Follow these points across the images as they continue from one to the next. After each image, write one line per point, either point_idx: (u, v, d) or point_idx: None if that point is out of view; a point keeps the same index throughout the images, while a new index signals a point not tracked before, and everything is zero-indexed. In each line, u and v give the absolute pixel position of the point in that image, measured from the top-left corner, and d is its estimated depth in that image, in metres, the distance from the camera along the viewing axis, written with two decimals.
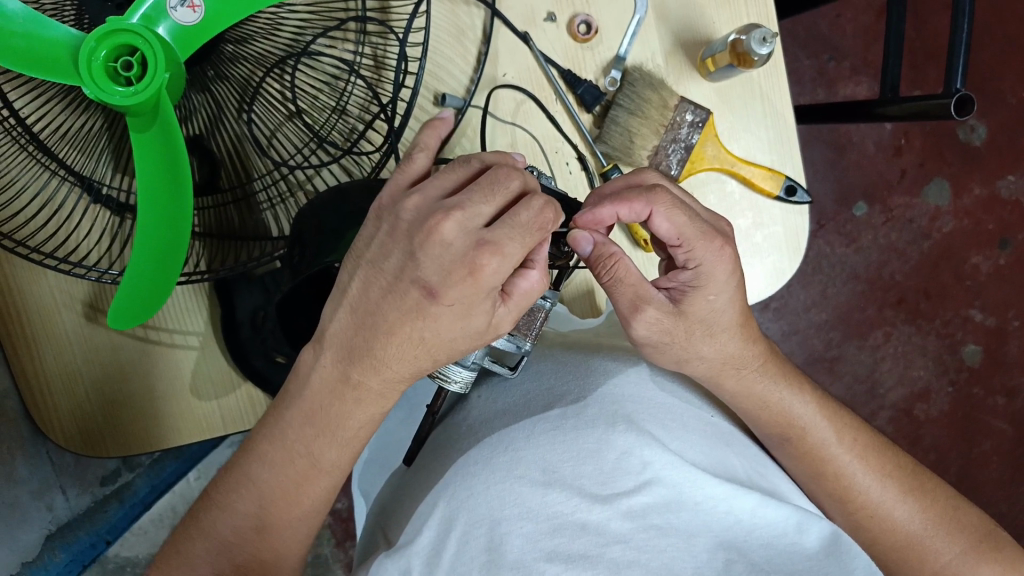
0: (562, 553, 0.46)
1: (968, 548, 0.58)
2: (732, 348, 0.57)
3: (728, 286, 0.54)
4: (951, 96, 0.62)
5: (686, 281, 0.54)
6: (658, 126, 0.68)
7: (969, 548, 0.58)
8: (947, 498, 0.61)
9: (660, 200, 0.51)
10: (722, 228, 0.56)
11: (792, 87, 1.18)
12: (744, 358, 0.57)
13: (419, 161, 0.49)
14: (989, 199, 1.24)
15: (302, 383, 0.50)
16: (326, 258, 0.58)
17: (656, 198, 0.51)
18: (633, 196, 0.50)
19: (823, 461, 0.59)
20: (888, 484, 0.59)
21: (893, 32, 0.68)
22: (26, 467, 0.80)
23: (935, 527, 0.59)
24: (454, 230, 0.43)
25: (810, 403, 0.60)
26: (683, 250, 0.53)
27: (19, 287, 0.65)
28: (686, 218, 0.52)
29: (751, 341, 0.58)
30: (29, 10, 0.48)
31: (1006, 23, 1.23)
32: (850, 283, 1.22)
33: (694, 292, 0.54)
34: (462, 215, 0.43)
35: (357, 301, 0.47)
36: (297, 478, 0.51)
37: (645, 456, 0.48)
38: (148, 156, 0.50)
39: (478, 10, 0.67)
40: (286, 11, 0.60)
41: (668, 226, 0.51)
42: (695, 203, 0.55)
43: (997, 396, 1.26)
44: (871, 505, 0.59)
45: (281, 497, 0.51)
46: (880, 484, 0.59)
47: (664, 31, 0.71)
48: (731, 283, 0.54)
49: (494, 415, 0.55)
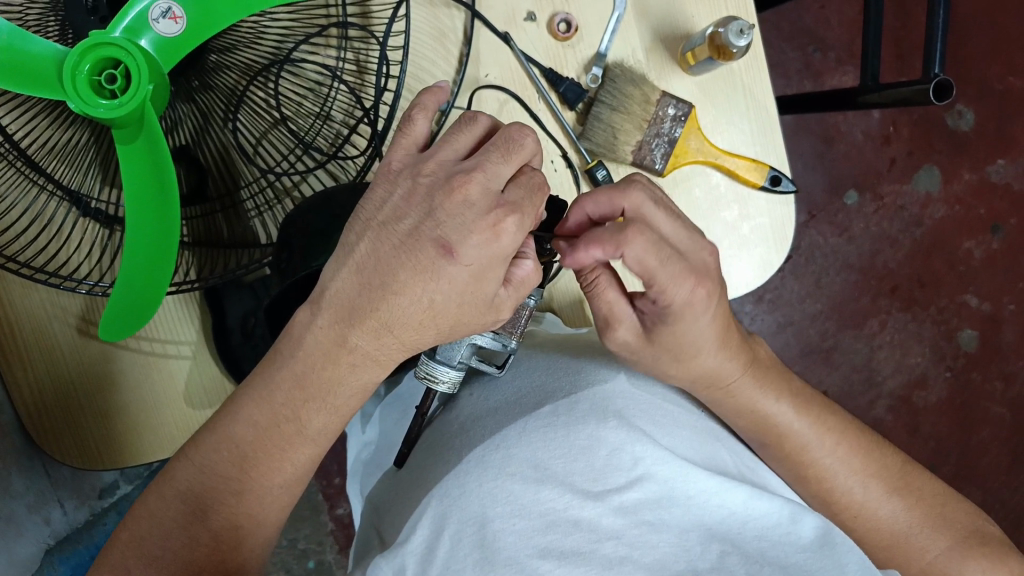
0: (555, 549, 0.46)
1: (957, 534, 0.59)
2: (722, 346, 0.55)
3: (695, 316, 0.52)
4: (929, 82, 0.62)
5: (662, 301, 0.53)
6: (642, 122, 0.69)
7: (958, 535, 0.59)
8: (933, 484, 0.61)
9: (632, 242, 0.48)
10: (702, 258, 0.52)
11: (779, 79, 1.18)
12: (721, 369, 0.56)
13: (419, 125, 0.49)
14: (980, 185, 1.24)
15: (287, 386, 0.49)
16: (318, 259, 0.60)
17: (626, 241, 0.48)
18: (602, 239, 0.48)
19: (806, 466, 0.59)
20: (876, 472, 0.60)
21: (870, 20, 0.68)
22: (23, 481, 0.79)
23: (921, 523, 0.59)
24: (476, 191, 0.45)
25: (795, 393, 0.60)
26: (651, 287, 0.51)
27: (12, 302, 0.65)
28: (659, 260, 0.49)
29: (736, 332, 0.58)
30: (11, 26, 0.48)
31: (990, 8, 1.23)
32: (844, 273, 1.22)
33: (666, 326, 0.52)
34: (484, 176, 0.46)
35: (342, 301, 0.47)
36: (287, 476, 0.51)
37: (636, 452, 0.48)
38: (134, 167, 0.50)
39: (458, 13, 0.68)
40: (268, 19, 0.60)
41: (638, 266, 0.49)
42: (676, 234, 0.51)
43: (994, 383, 1.26)
44: (855, 506, 0.59)
45: (276, 501, 0.52)
46: (866, 485, 0.59)
47: (644, 27, 0.71)
48: (705, 318, 0.52)
49: (484, 413, 0.55)
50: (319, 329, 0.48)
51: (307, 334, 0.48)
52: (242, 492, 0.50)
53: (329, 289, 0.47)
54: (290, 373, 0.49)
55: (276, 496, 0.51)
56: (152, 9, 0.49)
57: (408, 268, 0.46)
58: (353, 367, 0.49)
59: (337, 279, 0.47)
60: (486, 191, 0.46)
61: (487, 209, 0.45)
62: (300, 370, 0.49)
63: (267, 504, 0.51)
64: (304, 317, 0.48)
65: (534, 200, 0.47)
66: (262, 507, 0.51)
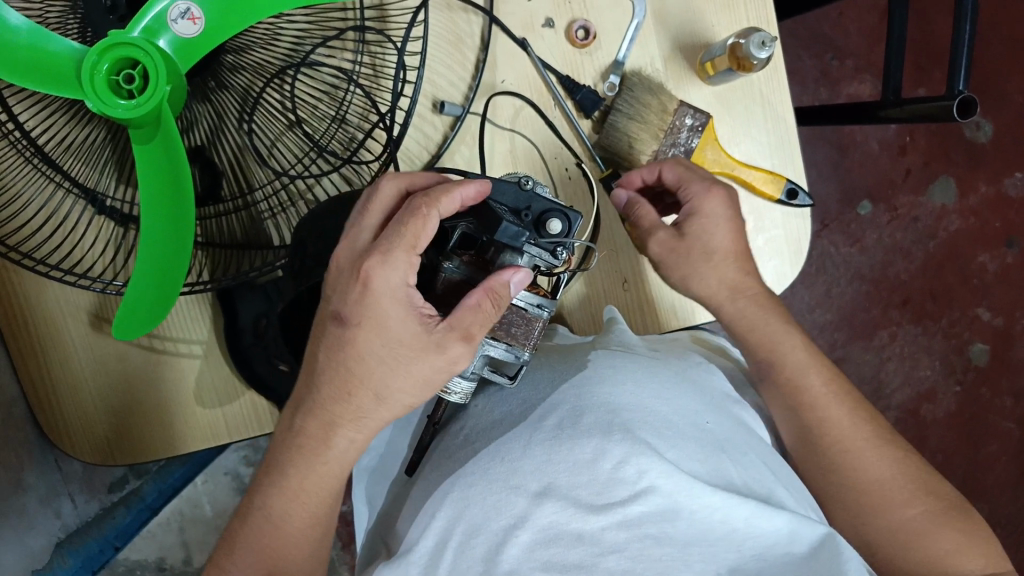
0: (557, 563, 0.46)
1: (983, 560, 0.56)
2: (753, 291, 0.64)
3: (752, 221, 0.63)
4: (953, 100, 0.62)
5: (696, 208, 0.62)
6: (658, 131, 0.68)
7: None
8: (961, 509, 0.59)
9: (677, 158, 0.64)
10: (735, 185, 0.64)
11: (796, 86, 1.17)
12: (731, 298, 0.63)
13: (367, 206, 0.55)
14: (996, 198, 1.23)
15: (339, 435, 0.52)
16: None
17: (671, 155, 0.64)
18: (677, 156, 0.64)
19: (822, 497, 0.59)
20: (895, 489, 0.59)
21: (893, 34, 0.68)
22: (35, 474, 0.81)
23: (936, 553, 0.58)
24: (345, 260, 0.53)
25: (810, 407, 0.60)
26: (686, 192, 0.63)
27: (27, 298, 0.66)
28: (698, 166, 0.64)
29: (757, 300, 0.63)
30: (31, 24, 0.48)
31: (1011, 20, 1.22)
32: (855, 283, 1.21)
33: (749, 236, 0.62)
34: (349, 243, 0.54)
35: (400, 351, 0.51)
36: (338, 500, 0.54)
37: (641, 465, 0.47)
38: (149, 168, 0.51)
39: (476, 18, 0.68)
40: (285, 21, 0.60)
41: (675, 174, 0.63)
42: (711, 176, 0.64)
43: (1004, 397, 1.25)
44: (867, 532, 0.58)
45: (320, 527, 0.56)
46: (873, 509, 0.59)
47: (662, 36, 0.70)
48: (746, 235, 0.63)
49: (493, 423, 0.55)
50: (359, 368, 0.51)
51: (347, 380, 0.52)
52: (290, 524, 0.54)
53: (339, 344, 0.52)
54: (347, 412, 0.53)
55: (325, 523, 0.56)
56: (172, 9, 0.49)
57: (360, 345, 0.51)
58: (402, 398, 0.52)
59: (353, 337, 0.51)
60: (354, 253, 0.53)
61: (351, 268, 0.52)
62: (363, 415, 0.53)
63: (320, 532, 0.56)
64: (347, 368, 0.52)
65: (414, 225, 0.50)
66: (317, 527, 0.56)
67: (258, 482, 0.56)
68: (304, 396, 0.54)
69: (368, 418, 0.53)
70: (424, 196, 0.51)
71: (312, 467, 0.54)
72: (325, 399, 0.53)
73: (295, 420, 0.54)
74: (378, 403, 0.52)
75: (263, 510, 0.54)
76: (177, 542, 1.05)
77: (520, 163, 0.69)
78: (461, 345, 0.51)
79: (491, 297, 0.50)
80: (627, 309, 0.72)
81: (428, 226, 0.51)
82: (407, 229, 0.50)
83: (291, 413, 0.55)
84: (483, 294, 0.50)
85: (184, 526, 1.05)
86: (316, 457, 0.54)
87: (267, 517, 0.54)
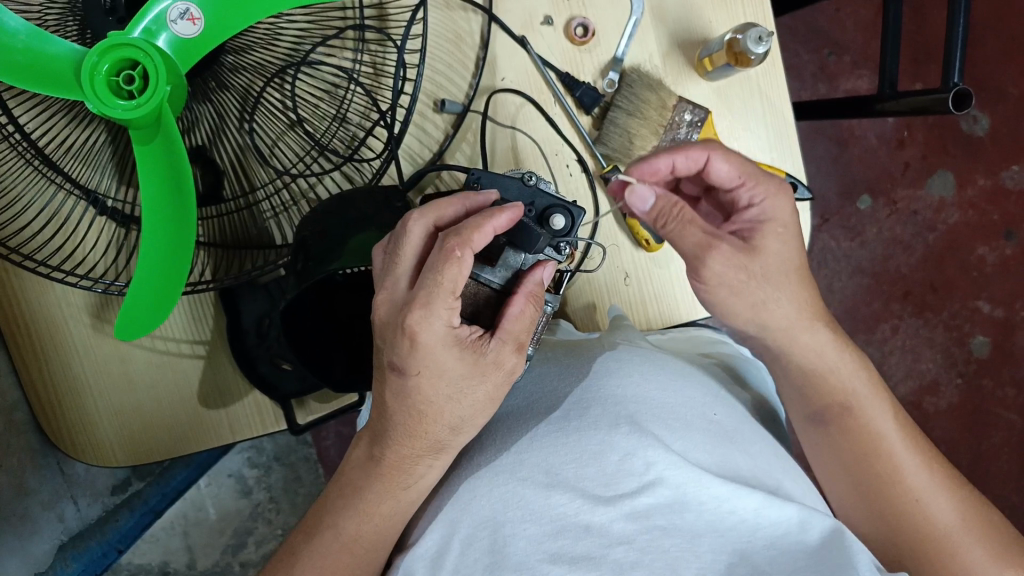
0: (565, 555, 0.45)
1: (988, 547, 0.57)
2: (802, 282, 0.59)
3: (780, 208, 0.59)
4: (948, 92, 0.62)
5: (753, 218, 0.58)
6: (657, 127, 0.69)
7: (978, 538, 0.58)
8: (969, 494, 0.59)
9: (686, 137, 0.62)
10: None
11: (794, 82, 1.18)
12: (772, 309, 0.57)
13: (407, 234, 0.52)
14: (994, 190, 1.24)
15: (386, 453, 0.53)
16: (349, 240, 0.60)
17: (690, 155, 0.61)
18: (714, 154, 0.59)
19: None
20: (900, 473, 0.59)
21: (889, 27, 0.68)
22: (38, 476, 0.81)
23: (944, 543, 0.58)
24: (389, 313, 0.52)
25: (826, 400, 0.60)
26: (743, 191, 0.58)
27: (29, 300, 0.66)
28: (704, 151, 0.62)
29: (788, 285, 0.58)
30: (31, 27, 0.48)
31: (1006, 13, 1.22)
32: (856, 277, 1.22)
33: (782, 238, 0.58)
34: (388, 293, 0.52)
35: (466, 385, 0.51)
36: (384, 517, 0.54)
37: (648, 457, 0.48)
38: (152, 168, 0.51)
39: (475, 16, 0.68)
40: (285, 20, 0.60)
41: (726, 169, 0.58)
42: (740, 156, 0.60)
43: (1006, 388, 1.25)
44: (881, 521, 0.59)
45: (361, 546, 0.54)
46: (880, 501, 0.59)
47: (660, 33, 0.71)
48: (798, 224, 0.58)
49: (498, 419, 0.57)
50: (429, 408, 0.52)
51: (420, 418, 0.52)
52: (359, 547, 0.54)
53: (402, 392, 0.52)
54: (423, 444, 0.53)
55: (373, 537, 0.54)
56: (171, 10, 0.49)
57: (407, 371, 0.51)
58: (476, 423, 0.53)
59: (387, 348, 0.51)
60: (394, 304, 0.52)
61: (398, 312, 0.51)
62: (445, 446, 0.53)
63: (365, 544, 0.54)
64: (399, 390, 0.52)
65: (452, 268, 0.48)
66: (361, 536, 0.54)
67: (329, 498, 0.56)
68: (377, 429, 0.54)
69: (452, 447, 0.53)
70: (453, 235, 0.49)
71: (391, 491, 0.54)
72: (403, 437, 0.53)
73: (374, 449, 0.54)
74: (455, 432, 0.52)
75: (328, 528, 0.55)
76: (183, 546, 1.06)
77: (522, 160, 0.70)
78: (514, 355, 0.52)
79: (534, 300, 0.52)
80: (629, 303, 0.72)
81: (464, 270, 0.49)
82: (445, 277, 0.48)
83: (370, 441, 0.55)
84: (525, 298, 0.52)
85: (188, 530, 1.06)
86: (394, 485, 0.54)
87: (338, 536, 0.55)
